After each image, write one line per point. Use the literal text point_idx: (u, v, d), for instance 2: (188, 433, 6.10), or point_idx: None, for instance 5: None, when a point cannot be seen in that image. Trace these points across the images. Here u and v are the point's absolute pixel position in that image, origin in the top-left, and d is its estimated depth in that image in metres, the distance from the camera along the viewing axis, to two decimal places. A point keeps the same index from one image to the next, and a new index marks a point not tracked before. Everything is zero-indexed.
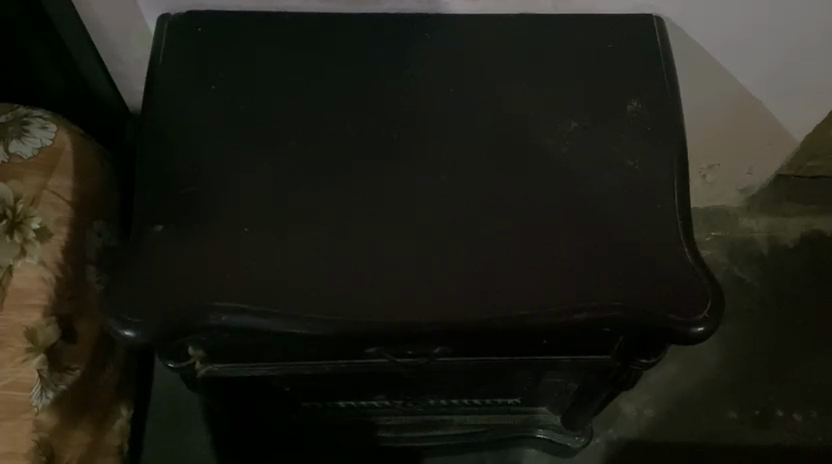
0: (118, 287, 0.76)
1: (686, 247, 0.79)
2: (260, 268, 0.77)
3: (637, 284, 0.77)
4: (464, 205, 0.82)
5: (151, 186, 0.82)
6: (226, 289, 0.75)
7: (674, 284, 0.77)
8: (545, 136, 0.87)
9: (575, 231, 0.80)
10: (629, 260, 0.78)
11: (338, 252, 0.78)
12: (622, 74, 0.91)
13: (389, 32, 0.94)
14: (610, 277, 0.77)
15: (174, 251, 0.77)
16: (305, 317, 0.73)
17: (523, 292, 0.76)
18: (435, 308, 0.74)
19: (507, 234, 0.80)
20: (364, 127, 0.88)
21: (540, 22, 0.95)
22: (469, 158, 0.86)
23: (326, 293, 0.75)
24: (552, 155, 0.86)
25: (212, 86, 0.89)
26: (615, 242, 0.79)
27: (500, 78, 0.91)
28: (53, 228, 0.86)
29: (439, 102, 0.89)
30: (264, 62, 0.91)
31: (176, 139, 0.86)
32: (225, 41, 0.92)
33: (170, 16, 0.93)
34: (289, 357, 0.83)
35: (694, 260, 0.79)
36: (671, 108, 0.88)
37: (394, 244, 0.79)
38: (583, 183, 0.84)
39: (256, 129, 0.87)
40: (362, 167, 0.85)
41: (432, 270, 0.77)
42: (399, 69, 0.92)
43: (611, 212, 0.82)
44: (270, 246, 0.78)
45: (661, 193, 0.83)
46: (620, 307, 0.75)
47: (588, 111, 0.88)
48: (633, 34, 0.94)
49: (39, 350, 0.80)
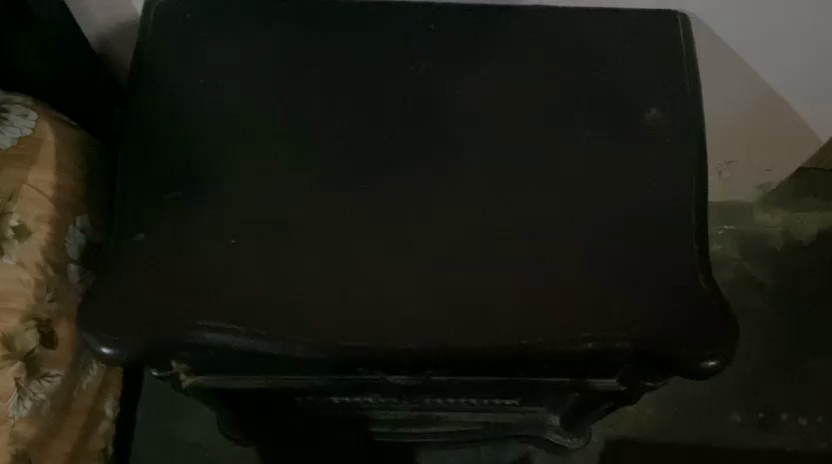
0: (98, 300, 0.72)
1: (701, 273, 0.75)
2: (244, 282, 0.72)
3: (649, 312, 0.72)
4: (466, 218, 0.77)
5: (136, 188, 0.78)
6: (207, 305, 0.70)
7: (687, 314, 0.72)
8: (555, 144, 0.81)
9: (582, 251, 0.75)
10: (639, 285, 0.73)
11: (329, 267, 0.74)
12: (641, 78, 0.85)
13: (392, 24, 0.88)
14: (618, 303, 0.72)
15: (156, 263, 0.73)
16: (294, 339, 0.69)
17: (525, 317, 0.71)
18: (431, 333, 0.70)
19: (509, 251, 0.75)
20: (362, 129, 0.82)
21: (555, 16, 0.89)
22: (473, 166, 0.80)
23: (315, 311, 0.71)
24: (561, 166, 0.80)
25: (201, 81, 0.84)
26: (626, 264, 0.75)
27: (511, 79, 0.85)
28: (33, 225, 0.82)
29: (444, 103, 0.84)
30: (258, 54, 0.86)
31: (161, 138, 0.81)
32: (215, 30, 0.87)
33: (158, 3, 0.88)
34: (276, 372, 0.78)
35: (708, 288, 0.74)
36: (690, 115, 0.83)
37: (389, 260, 0.75)
38: (595, 197, 0.78)
39: (247, 127, 0.82)
40: (358, 173, 0.80)
41: (427, 289, 0.73)
42: (403, 64, 0.86)
43: (621, 231, 0.76)
44: (258, 258, 0.74)
45: (677, 211, 0.78)
46: (629, 338, 0.71)
47: (603, 120, 0.82)
48: (655, 34, 0.88)
49: (17, 357, 0.77)
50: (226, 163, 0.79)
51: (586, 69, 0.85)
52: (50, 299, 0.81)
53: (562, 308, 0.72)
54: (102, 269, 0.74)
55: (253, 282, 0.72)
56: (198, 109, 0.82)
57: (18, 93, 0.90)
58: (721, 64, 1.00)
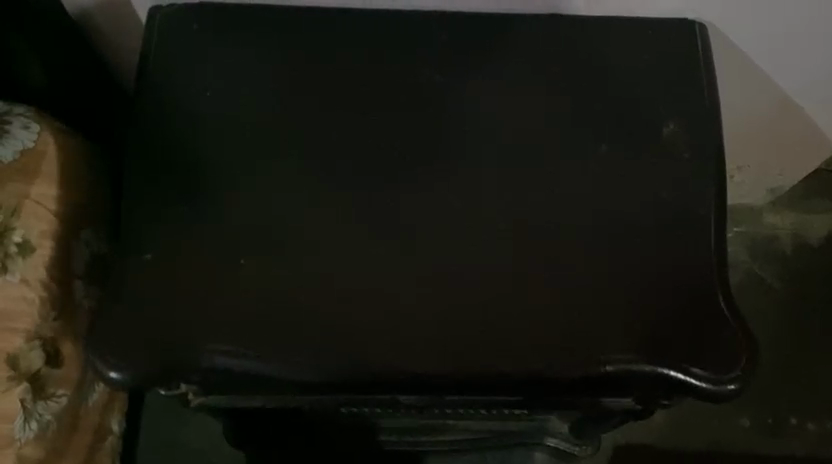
0: (107, 323, 0.71)
1: (721, 295, 0.73)
2: (255, 306, 0.71)
3: (668, 336, 0.71)
4: (480, 236, 0.75)
5: (144, 207, 0.77)
6: (216, 327, 0.70)
7: (706, 337, 0.71)
8: (571, 159, 0.79)
9: (600, 272, 0.74)
10: (657, 306, 0.72)
11: (342, 289, 0.72)
12: (659, 90, 0.82)
13: (403, 32, 0.86)
14: (635, 326, 0.71)
15: (164, 285, 0.72)
16: (306, 363, 0.69)
17: (540, 341, 0.70)
18: (441, 354, 0.70)
19: (525, 271, 0.74)
20: (372, 142, 0.80)
21: (571, 24, 0.86)
22: (486, 180, 0.78)
23: (327, 336, 0.70)
24: (577, 182, 0.78)
25: (208, 94, 0.82)
26: (645, 286, 0.73)
27: (525, 90, 0.83)
28: (36, 241, 0.80)
29: (456, 115, 0.82)
30: (266, 65, 0.83)
31: (168, 154, 0.79)
32: (223, 39, 0.84)
33: (163, 11, 0.86)
34: (287, 396, 0.77)
35: (728, 311, 0.73)
36: (711, 128, 0.81)
37: (402, 281, 0.73)
38: (613, 215, 0.76)
39: (254, 141, 0.80)
40: (369, 188, 0.78)
41: (442, 311, 0.71)
42: (414, 75, 0.83)
43: (639, 250, 0.75)
44: (269, 280, 0.73)
45: (696, 229, 0.76)
46: (647, 362, 0.70)
47: (620, 134, 0.80)
48: (673, 43, 0.85)
49: (23, 378, 0.75)
50: (233, 179, 0.77)
51: (602, 80, 0.83)
52: (56, 318, 0.80)
53: (578, 331, 0.71)
54: (108, 291, 0.73)
55: (263, 306, 0.71)
56: (206, 123, 0.80)
57: (19, 103, 0.88)
58: (739, 71, 0.97)
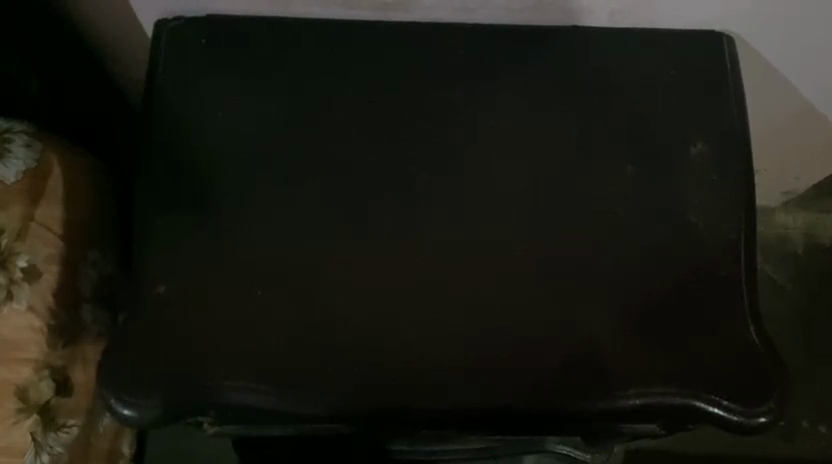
0: (120, 359, 0.68)
1: (752, 324, 0.71)
2: (273, 340, 0.69)
3: (698, 367, 0.69)
4: (503, 263, 0.73)
5: (154, 235, 0.74)
6: (232, 363, 0.68)
7: (737, 369, 0.69)
8: (596, 180, 0.77)
9: (627, 301, 0.71)
10: (689, 337, 0.70)
11: (362, 321, 0.70)
12: (687, 108, 0.80)
13: (421, 48, 0.83)
14: (664, 357, 0.69)
15: (177, 317, 0.69)
16: (329, 399, 0.67)
17: (568, 375, 0.68)
18: (468, 392, 0.67)
19: (552, 299, 0.71)
20: (392, 164, 0.78)
21: (594, 38, 0.83)
22: (509, 205, 0.76)
23: (349, 371, 0.68)
24: (602, 205, 0.76)
25: (219, 114, 0.79)
26: (675, 314, 0.71)
27: (548, 109, 0.80)
28: (42, 266, 0.77)
29: (476, 135, 0.79)
30: (279, 82, 0.80)
31: (178, 178, 0.76)
32: (232, 55, 0.81)
33: (171, 23, 0.82)
34: (305, 428, 0.75)
35: (761, 340, 0.71)
36: (739, 149, 0.79)
37: (424, 312, 0.71)
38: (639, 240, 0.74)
39: (269, 164, 0.77)
40: (389, 214, 0.76)
41: (467, 343, 0.69)
42: (433, 93, 0.81)
43: (668, 278, 0.73)
44: (288, 312, 0.70)
45: (725, 255, 0.74)
46: (677, 395, 0.68)
47: (647, 154, 0.78)
48: (700, 57, 0.83)
49: (32, 410, 0.74)
50: (248, 206, 0.75)
51: (628, 97, 0.80)
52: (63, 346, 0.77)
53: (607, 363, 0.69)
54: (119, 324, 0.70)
55: (282, 339, 0.69)
56: (218, 146, 0.78)
57: (19, 119, 0.84)
58: (764, 82, 0.95)
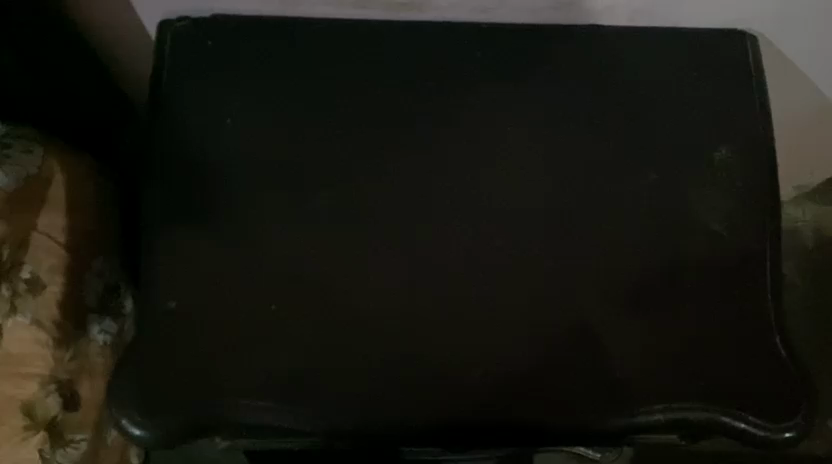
0: (131, 377, 0.67)
1: (778, 336, 0.71)
2: (292, 358, 0.68)
3: (723, 379, 0.69)
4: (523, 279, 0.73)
5: (164, 248, 0.72)
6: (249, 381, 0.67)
7: (763, 382, 0.69)
8: (617, 190, 0.75)
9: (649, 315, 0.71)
10: (714, 349, 0.70)
11: (381, 338, 0.69)
12: (711, 111, 0.78)
13: (436, 49, 0.80)
14: (687, 369, 0.69)
15: (194, 335, 0.68)
16: (347, 419, 0.66)
17: (590, 390, 0.68)
18: (488, 410, 0.67)
19: (573, 314, 0.71)
20: (409, 174, 0.76)
21: (614, 39, 0.81)
22: (528, 216, 0.75)
23: (368, 389, 0.67)
24: (623, 215, 0.74)
25: (229, 121, 0.76)
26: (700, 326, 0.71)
27: (568, 115, 0.78)
28: (45, 277, 0.75)
29: (494, 143, 0.77)
30: (289, 88, 0.77)
31: (187, 189, 0.74)
32: (241, 57, 0.78)
33: (175, 24, 0.79)
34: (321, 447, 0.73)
35: (786, 354, 0.70)
36: (764, 155, 0.77)
37: (444, 328, 0.70)
38: (660, 252, 0.73)
39: (282, 175, 0.75)
40: (408, 227, 0.74)
41: (488, 359, 0.69)
42: (449, 97, 0.78)
43: (692, 289, 0.72)
44: (307, 328, 0.69)
45: (748, 268, 0.73)
46: (701, 407, 0.68)
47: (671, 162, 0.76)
48: (724, 58, 0.80)
49: (39, 427, 0.72)
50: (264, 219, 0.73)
51: (651, 102, 0.78)
52: (69, 359, 0.75)
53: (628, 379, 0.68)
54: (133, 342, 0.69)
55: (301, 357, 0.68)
56: (228, 155, 0.75)
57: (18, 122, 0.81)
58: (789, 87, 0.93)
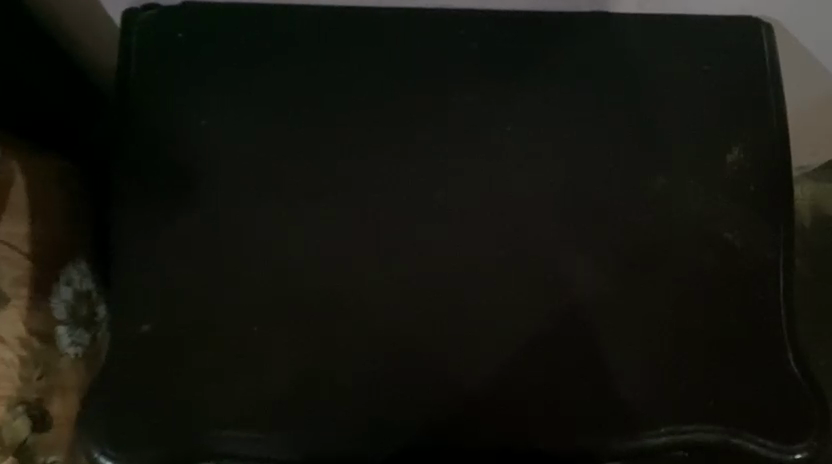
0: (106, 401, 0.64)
1: (792, 352, 0.68)
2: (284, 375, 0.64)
3: (735, 397, 0.65)
4: (525, 288, 0.68)
5: (141, 259, 0.68)
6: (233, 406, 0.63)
7: (775, 402, 0.66)
8: (624, 193, 0.71)
9: (656, 328, 0.67)
10: (726, 365, 0.66)
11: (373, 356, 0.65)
12: (721, 109, 0.75)
13: (433, 43, 0.75)
14: (697, 387, 0.65)
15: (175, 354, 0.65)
16: (335, 447, 0.62)
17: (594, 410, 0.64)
18: (486, 433, 0.63)
19: (577, 327, 0.67)
20: (407, 177, 0.72)
21: (620, 29, 0.76)
22: (531, 220, 0.70)
23: (357, 413, 0.63)
24: (631, 219, 0.71)
25: (203, 122, 0.72)
26: (710, 341, 0.67)
27: (574, 113, 0.74)
28: (9, 290, 0.70)
29: (496, 143, 0.73)
30: (268, 88, 0.73)
31: (161, 199, 0.70)
32: (215, 51, 0.74)
33: (141, 17, 0.75)
34: None
35: (799, 371, 0.67)
36: (778, 156, 0.74)
37: (443, 342, 0.66)
38: (668, 259, 0.69)
39: (269, 179, 0.70)
40: (406, 235, 0.70)
41: (488, 377, 0.65)
42: (448, 95, 0.74)
43: (702, 300, 0.68)
44: (294, 348, 0.65)
45: (759, 277, 0.70)
46: (711, 428, 0.64)
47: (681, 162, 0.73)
48: (734, 53, 0.77)
49: (7, 451, 0.67)
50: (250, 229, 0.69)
51: (661, 97, 0.74)
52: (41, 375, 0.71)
53: (638, 396, 0.65)
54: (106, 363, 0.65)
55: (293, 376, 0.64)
56: (202, 160, 0.71)
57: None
58: (802, 68, 0.90)
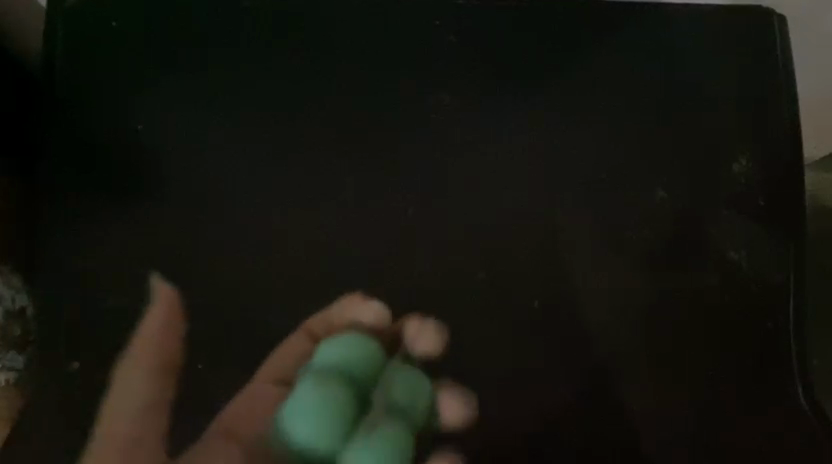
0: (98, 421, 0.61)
1: (800, 382, 0.70)
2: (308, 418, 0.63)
3: (741, 423, 0.68)
4: (541, 294, 0.70)
5: (141, 274, 0.65)
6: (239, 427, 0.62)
7: (785, 429, 0.68)
8: (635, 194, 0.73)
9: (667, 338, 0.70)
10: (733, 386, 0.69)
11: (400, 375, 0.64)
12: (708, 115, 0.76)
13: (421, 41, 0.75)
14: (707, 409, 0.68)
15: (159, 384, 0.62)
16: None
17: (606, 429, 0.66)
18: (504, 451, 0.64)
19: (587, 344, 0.68)
20: (411, 190, 0.71)
21: (607, 37, 0.78)
22: (547, 222, 0.72)
23: None
24: (638, 223, 0.73)
25: (139, 127, 0.69)
26: (721, 358, 0.70)
27: (588, 114, 0.75)
28: None
29: (512, 146, 0.74)
30: (215, 94, 0.71)
31: (98, 213, 0.67)
32: (159, 41, 0.72)
33: (66, 2, 0.72)
34: None
35: (809, 406, 0.69)
36: (788, 170, 0.75)
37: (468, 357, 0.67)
38: (677, 266, 0.72)
39: (287, 199, 0.69)
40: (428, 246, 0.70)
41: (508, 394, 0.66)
42: (436, 97, 0.74)
43: (712, 315, 0.71)
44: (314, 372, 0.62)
45: (765, 293, 0.72)
46: (715, 450, 0.66)
47: (670, 171, 0.74)
48: (718, 55, 0.78)
49: None
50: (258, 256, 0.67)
51: (672, 98, 0.76)
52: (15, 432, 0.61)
53: (651, 431, 0.66)
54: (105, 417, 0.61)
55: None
56: (137, 171, 0.68)
57: None
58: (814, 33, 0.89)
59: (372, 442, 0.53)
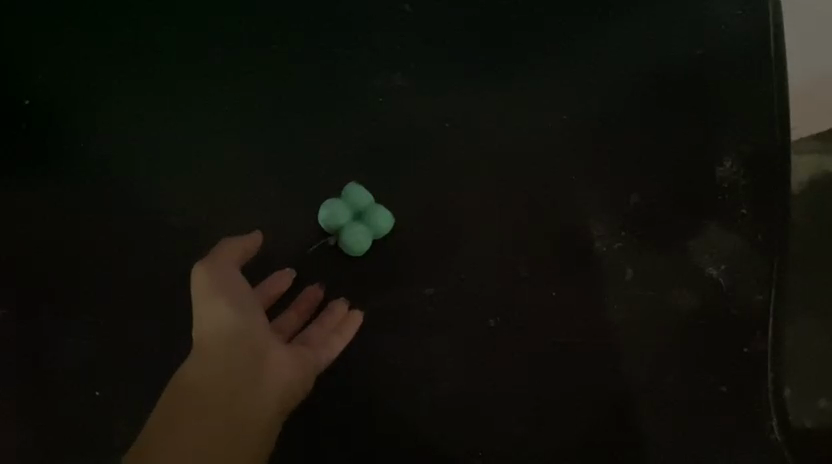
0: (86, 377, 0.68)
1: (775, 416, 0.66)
2: (303, 407, 0.67)
3: (704, 439, 0.67)
4: (502, 298, 0.71)
5: (124, 247, 0.71)
6: None
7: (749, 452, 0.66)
8: (605, 198, 0.72)
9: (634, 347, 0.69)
10: (700, 400, 0.68)
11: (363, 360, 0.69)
12: (691, 118, 0.72)
13: (387, 42, 0.73)
14: (669, 420, 0.67)
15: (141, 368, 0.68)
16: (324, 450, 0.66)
17: (559, 431, 0.67)
18: (452, 444, 0.67)
19: (546, 350, 0.69)
20: (381, 191, 0.73)
21: (584, 34, 0.73)
22: (512, 224, 0.72)
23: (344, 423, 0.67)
24: (608, 230, 0.72)
25: (28, 103, 0.72)
26: (690, 371, 0.68)
27: (561, 115, 0.73)
28: None
29: (483, 147, 0.73)
30: (107, 75, 0.72)
31: (17, 180, 0.71)
32: (116, 38, 0.72)
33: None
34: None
35: None
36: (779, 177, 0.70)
37: (427, 353, 0.69)
38: (644, 274, 0.71)
39: (262, 186, 0.72)
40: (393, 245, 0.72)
41: (463, 392, 0.68)
42: (389, 81, 0.73)
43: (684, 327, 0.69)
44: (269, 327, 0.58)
45: (742, 308, 0.69)
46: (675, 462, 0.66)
47: (639, 178, 0.72)
48: (691, 41, 0.72)
49: None
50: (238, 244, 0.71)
51: (652, 99, 0.73)
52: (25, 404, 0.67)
53: (607, 436, 0.67)
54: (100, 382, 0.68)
55: (317, 408, 0.67)
56: (42, 145, 0.72)
57: None
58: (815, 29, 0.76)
59: (378, 215, 0.70)
